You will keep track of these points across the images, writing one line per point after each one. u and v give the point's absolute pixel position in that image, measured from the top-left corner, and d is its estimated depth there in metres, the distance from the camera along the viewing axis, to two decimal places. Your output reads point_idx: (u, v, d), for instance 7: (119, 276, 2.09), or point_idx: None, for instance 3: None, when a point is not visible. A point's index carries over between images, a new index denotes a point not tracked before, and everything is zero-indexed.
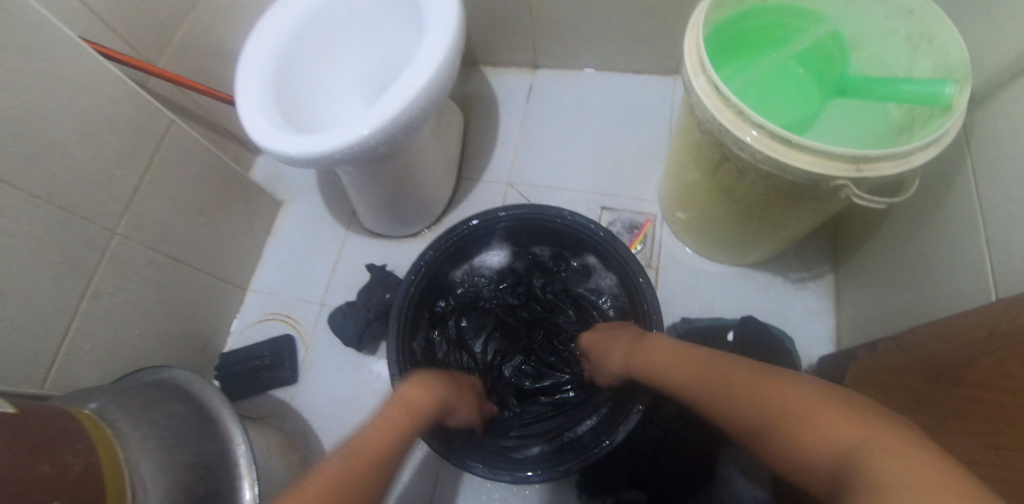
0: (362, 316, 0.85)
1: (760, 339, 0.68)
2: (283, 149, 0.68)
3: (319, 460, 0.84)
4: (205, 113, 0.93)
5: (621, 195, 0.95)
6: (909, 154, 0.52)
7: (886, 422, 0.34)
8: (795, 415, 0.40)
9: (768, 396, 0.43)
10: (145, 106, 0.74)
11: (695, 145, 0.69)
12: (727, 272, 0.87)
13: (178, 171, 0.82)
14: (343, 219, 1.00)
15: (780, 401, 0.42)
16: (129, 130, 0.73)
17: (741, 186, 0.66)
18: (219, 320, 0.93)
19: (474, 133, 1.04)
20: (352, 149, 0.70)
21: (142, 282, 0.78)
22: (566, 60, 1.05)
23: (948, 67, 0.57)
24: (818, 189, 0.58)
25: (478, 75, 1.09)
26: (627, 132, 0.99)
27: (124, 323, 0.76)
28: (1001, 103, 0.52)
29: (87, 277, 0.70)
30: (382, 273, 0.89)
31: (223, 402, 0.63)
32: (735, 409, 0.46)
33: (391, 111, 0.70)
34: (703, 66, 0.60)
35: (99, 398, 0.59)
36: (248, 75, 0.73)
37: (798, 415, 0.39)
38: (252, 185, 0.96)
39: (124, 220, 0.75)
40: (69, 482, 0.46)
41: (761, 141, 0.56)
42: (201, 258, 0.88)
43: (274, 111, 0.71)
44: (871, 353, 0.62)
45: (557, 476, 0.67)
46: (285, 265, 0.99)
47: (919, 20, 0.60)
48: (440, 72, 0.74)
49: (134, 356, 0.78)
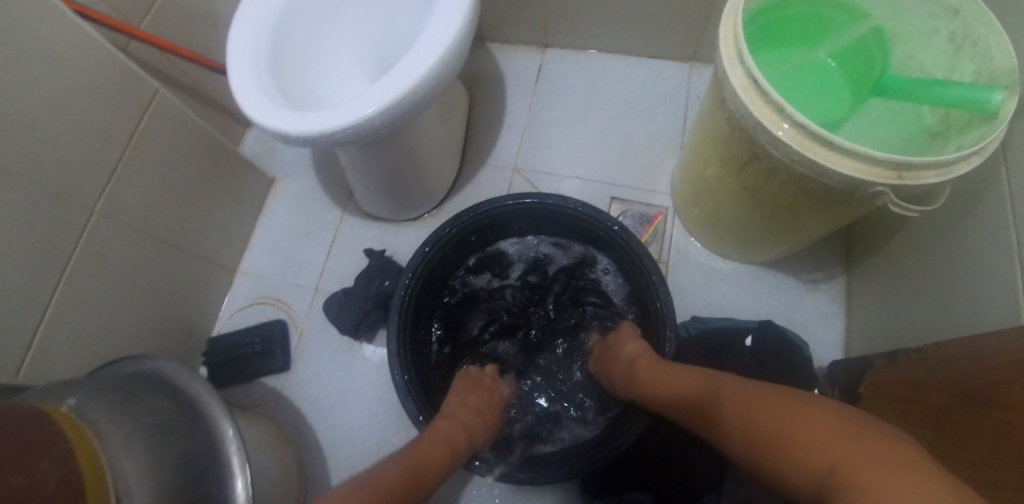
0: (360, 305, 0.81)
1: (780, 347, 0.66)
2: (281, 127, 0.63)
3: (314, 454, 0.81)
4: (192, 82, 0.86)
5: (631, 186, 0.91)
6: (953, 164, 0.49)
7: (874, 434, 0.33)
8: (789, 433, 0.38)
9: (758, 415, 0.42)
10: (126, 73, 0.68)
11: (722, 141, 0.66)
12: (738, 270, 0.85)
13: (163, 145, 0.76)
14: (339, 200, 0.95)
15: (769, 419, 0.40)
16: (109, 100, 0.66)
17: (769, 186, 0.63)
18: (206, 304, 0.88)
19: (480, 114, 0.99)
20: (353, 131, 0.65)
21: (124, 264, 0.73)
22: (577, 41, 0.99)
23: (993, 74, 0.54)
24: (853, 195, 0.55)
25: (484, 53, 1.03)
26: (640, 120, 0.95)
27: (104, 309, 0.71)
28: None
29: (63, 258, 0.65)
30: (381, 260, 0.84)
31: (212, 396, 0.59)
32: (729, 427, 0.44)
33: (397, 91, 0.65)
34: (741, 58, 0.56)
35: (78, 393, 0.55)
36: (242, 43, 0.67)
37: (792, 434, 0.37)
38: (242, 161, 0.91)
39: (104, 198, 0.69)
40: (44, 493, 0.42)
41: (796, 139, 0.52)
42: (187, 238, 0.83)
43: (270, 86, 0.66)
44: (890, 364, 0.61)
45: (563, 478, 0.66)
46: (277, 247, 0.94)
47: (964, 21, 0.56)
48: (451, 51, 0.68)
49: (115, 343, 0.73)
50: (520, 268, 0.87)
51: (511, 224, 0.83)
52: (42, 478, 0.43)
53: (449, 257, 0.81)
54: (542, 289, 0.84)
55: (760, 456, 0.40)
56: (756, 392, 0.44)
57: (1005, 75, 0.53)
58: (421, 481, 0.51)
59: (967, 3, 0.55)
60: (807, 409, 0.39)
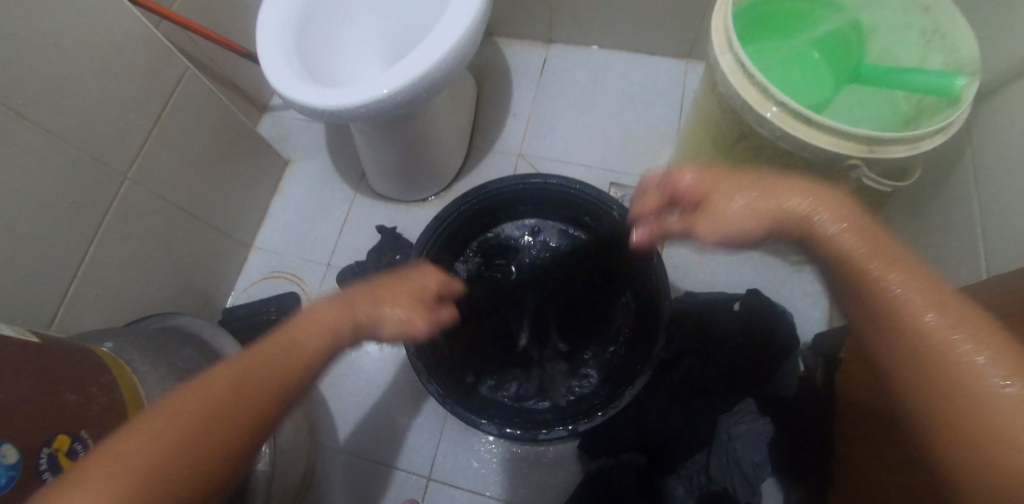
0: (373, 277, 0.85)
1: (766, 310, 0.73)
2: (308, 101, 0.68)
3: (323, 418, 0.85)
4: (216, 64, 0.91)
5: (629, 173, 0.97)
6: (919, 139, 0.55)
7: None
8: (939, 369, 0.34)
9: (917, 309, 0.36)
10: (160, 50, 0.73)
11: (714, 123, 0.71)
12: (729, 252, 0.90)
13: (190, 120, 0.80)
14: (351, 181, 1.00)
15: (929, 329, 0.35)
16: (143, 74, 0.71)
17: (757, 165, 0.68)
18: (223, 276, 0.92)
19: (487, 103, 1.04)
20: (374, 108, 0.70)
21: (151, 230, 0.77)
22: (580, 36, 1.05)
23: (959, 63, 0.60)
24: (831, 170, 0.60)
25: (491, 46, 1.09)
26: (638, 111, 1.01)
27: (130, 272, 0.75)
28: (1005, 97, 0.55)
29: (97, 219, 0.69)
30: (392, 235, 0.89)
31: (243, 355, 0.64)
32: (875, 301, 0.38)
33: (416, 72, 0.70)
34: (730, 45, 0.61)
35: (114, 338, 0.59)
36: (272, 25, 0.72)
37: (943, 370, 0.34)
38: (261, 141, 0.95)
39: (135, 165, 0.73)
40: (94, 413, 0.46)
41: (781, 118, 0.58)
42: (208, 211, 0.87)
43: (298, 64, 0.71)
44: (867, 328, 0.65)
45: (563, 435, 0.70)
46: (292, 224, 0.98)
47: (934, 17, 0.63)
48: (466, 36, 0.74)
49: (139, 305, 0.77)
50: (535, 249, 0.90)
51: (524, 204, 0.87)
52: (92, 399, 0.47)
53: (462, 232, 0.86)
54: (554, 268, 0.87)
55: (876, 363, 0.39)
56: (870, 278, 0.38)
57: (969, 65, 0.59)
58: (208, 424, 0.35)
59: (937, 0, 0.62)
60: (963, 332, 0.34)
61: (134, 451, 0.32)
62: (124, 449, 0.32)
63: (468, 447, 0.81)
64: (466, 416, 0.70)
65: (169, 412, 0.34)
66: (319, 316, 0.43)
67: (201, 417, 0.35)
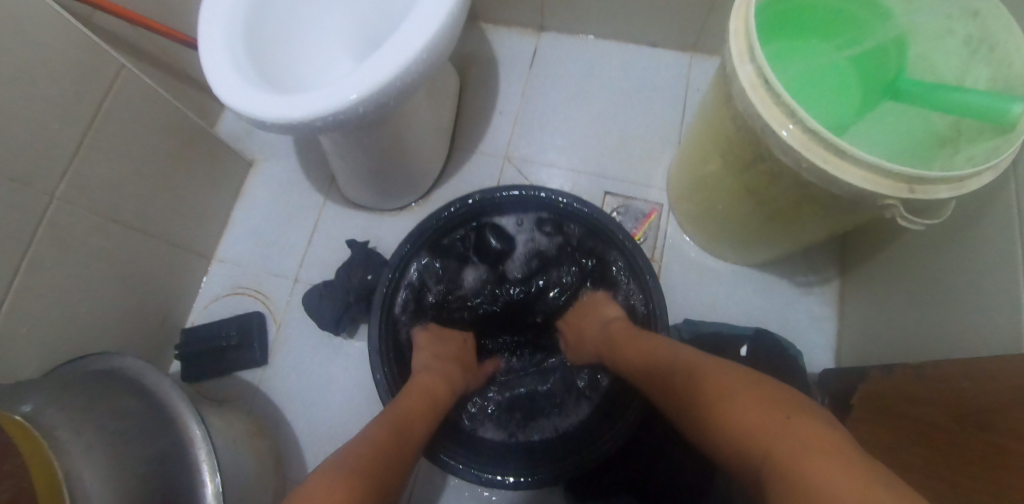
0: (341, 299, 0.78)
1: (775, 357, 0.66)
2: (257, 112, 0.59)
3: (291, 449, 0.79)
4: (163, 54, 0.80)
5: (626, 180, 0.88)
6: (965, 178, 0.47)
7: (844, 454, 0.33)
8: (758, 433, 0.38)
9: (754, 415, 0.40)
10: (89, 47, 0.62)
11: (725, 140, 0.63)
12: (732, 271, 0.83)
13: (131, 125, 0.71)
14: (321, 185, 0.91)
15: (762, 425, 0.39)
16: (67, 76, 0.60)
17: (773, 190, 0.60)
18: (180, 293, 0.84)
19: (470, 99, 0.94)
20: (333, 118, 0.61)
21: (91, 252, 0.68)
22: (574, 24, 0.95)
23: (1009, 81, 0.53)
24: (860, 204, 0.52)
25: (476, 33, 0.98)
26: (636, 110, 0.92)
27: (69, 302, 0.66)
28: None
29: (24, 247, 0.60)
30: (365, 251, 0.82)
31: (183, 401, 0.55)
32: (727, 422, 0.42)
33: (383, 75, 0.61)
34: (752, 54, 0.52)
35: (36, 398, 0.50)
36: (216, 20, 0.62)
37: (761, 433, 0.38)
38: (218, 141, 0.85)
39: (65, 182, 0.64)
40: None
41: (799, 140, 0.49)
42: (159, 225, 0.78)
43: (246, 63, 0.61)
44: (885, 376, 0.59)
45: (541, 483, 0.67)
46: (256, 234, 0.90)
47: (983, 23, 0.54)
48: (443, 33, 0.64)
49: (84, 336, 0.69)
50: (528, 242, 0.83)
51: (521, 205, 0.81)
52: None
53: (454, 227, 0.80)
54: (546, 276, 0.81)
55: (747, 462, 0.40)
56: (730, 415, 0.42)
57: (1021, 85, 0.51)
58: (376, 467, 0.45)
59: (989, 4, 0.53)
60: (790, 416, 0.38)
61: (365, 449, 0.46)
62: (354, 460, 0.44)
63: (447, 482, 0.76)
64: (438, 461, 0.67)
65: (361, 451, 0.45)
66: (431, 375, 0.64)
67: (373, 457, 0.45)
